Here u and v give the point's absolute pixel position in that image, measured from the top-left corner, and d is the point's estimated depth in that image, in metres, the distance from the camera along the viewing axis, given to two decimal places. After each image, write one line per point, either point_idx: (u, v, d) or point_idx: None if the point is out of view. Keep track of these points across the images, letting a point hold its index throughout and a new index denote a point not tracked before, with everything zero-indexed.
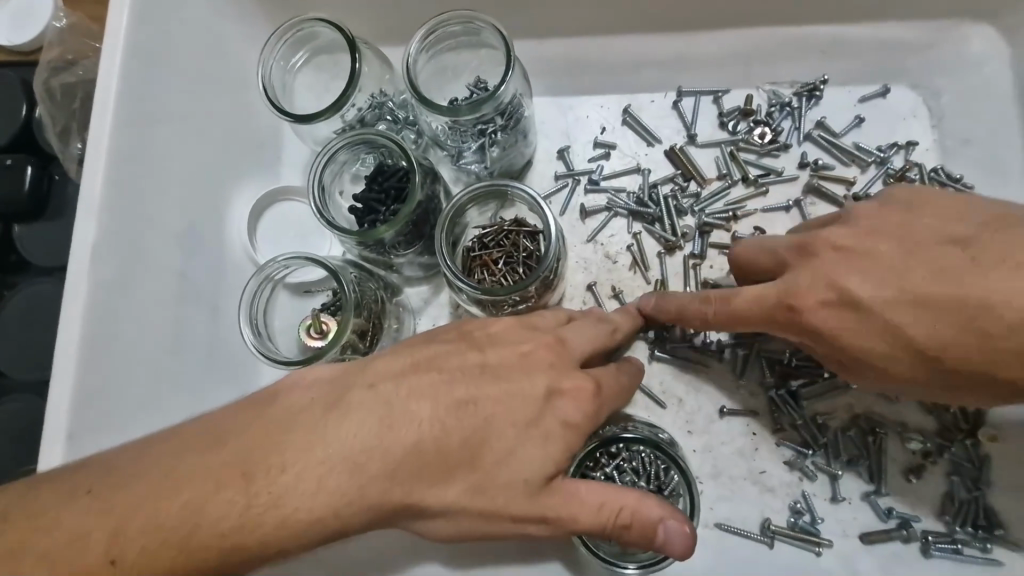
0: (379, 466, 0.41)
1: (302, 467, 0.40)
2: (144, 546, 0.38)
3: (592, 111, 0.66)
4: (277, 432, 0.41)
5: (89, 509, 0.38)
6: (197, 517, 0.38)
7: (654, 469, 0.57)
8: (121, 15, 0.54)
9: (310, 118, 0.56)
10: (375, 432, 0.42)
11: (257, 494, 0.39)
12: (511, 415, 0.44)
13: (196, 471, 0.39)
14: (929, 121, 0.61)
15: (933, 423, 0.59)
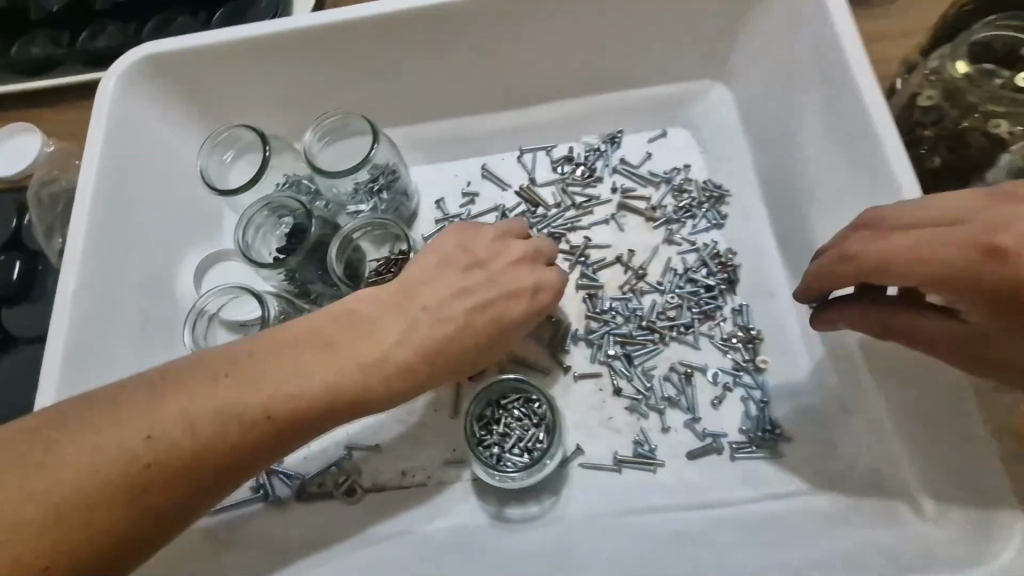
0: (388, 366, 0.58)
1: (324, 374, 0.55)
2: (183, 449, 0.50)
3: (459, 171, 0.93)
4: (289, 356, 0.55)
5: (116, 430, 0.48)
6: (238, 418, 0.52)
7: (527, 409, 0.71)
8: (100, 132, 0.76)
9: (232, 192, 0.77)
10: (375, 346, 0.58)
11: (284, 397, 0.54)
12: (499, 280, 0.67)
13: (220, 389, 0.52)
14: (697, 149, 0.89)
15: (729, 363, 0.79)
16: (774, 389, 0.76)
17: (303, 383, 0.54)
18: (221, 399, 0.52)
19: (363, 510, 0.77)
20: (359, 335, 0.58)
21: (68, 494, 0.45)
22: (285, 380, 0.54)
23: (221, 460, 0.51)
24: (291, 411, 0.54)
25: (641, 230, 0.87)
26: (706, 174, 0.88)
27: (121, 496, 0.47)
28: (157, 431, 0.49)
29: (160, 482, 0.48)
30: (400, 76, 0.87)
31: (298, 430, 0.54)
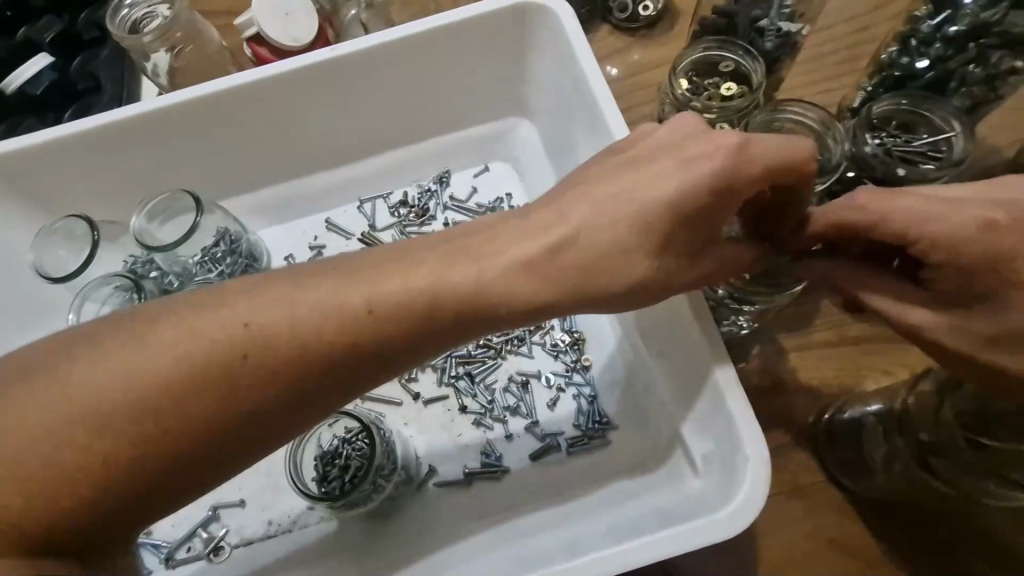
0: (260, 347, 0.53)
1: (177, 353, 0.51)
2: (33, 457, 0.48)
3: (305, 228, 1.00)
4: (142, 337, 0.52)
5: None
6: (84, 418, 0.49)
7: (359, 439, 0.76)
8: None
9: (67, 277, 0.82)
10: (239, 328, 0.53)
11: (131, 381, 0.50)
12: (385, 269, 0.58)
13: (61, 386, 0.49)
14: (516, 178, 1.00)
15: (561, 365, 0.86)
16: (600, 383, 0.84)
17: (167, 375, 0.50)
18: (74, 404, 0.49)
19: (231, 564, 0.80)
20: (208, 324, 0.53)
21: None
22: (149, 372, 0.50)
23: (78, 468, 0.49)
24: (147, 402, 0.50)
25: None
26: (525, 199, 0.99)
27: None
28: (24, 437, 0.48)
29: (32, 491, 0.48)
30: (228, 149, 0.93)
31: (156, 427, 0.50)
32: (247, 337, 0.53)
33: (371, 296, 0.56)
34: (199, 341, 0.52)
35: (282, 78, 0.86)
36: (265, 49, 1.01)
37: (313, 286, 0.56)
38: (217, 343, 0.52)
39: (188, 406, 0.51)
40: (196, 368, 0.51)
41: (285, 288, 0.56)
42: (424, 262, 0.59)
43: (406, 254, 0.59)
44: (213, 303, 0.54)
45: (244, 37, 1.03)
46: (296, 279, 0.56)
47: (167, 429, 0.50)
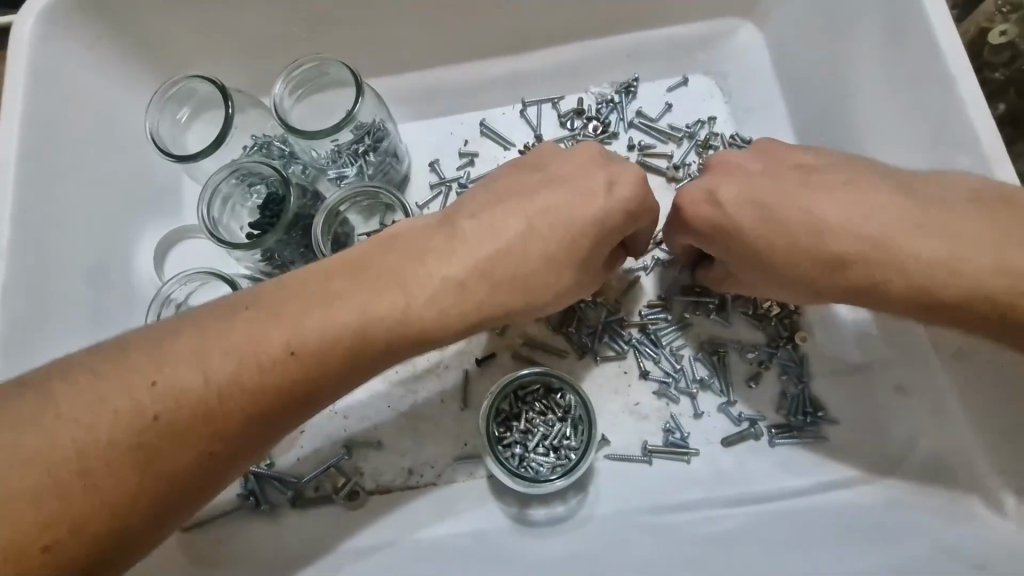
0: (445, 301, 0.50)
1: (356, 304, 0.48)
2: (191, 410, 0.43)
3: (454, 128, 0.81)
4: (315, 291, 0.48)
5: (106, 386, 0.41)
6: (252, 365, 0.45)
7: (549, 398, 0.66)
8: (19, 88, 0.62)
9: (190, 157, 0.65)
10: (424, 280, 0.50)
11: (304, 329, 0.46)
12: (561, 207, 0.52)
13: (230, 333, 0.45)
14: (723, 99, 0.79)
15: (763, 338, 0.71)
16: (816, 366, 0.69)
17: (248, 366, 0.44)
18: (244, 349, 0.44)
19: (365, 518, 0.69)
20: (389, 275, 0.50)
21: (60, 455, 0.39)
22: (232, 362, 0.44)
23: (236, 419, 0.44)
24: (318, 350, 0.46)
25: (662, 192, 0.77)
26: (734, 128, 0.78)
27: (130, 472, 0.41)
28: (86, 431, 0.40)
29: (96, 492, 0.40)
30: (382, 15, 0.75)
31: (324, 377, 0.47)
32: (339, 324, 0.47)
33: (462, 281, 0.51)
34: (308, 325, 0.46)
35: None
36: None
37: (398, 273, 0.50)
38: (305, 333, 0.46)
39: (265, 396, 0.45)
40: (282, 359, 0.45)
41: (370, 273, 0.49)
42: (520, 237, 0.52)
43: (501, 228, 0.52)
44: (296, 291, 0.48)
45: None
46: (380, 264, 0.50)
47: (245, 421, 0.45)
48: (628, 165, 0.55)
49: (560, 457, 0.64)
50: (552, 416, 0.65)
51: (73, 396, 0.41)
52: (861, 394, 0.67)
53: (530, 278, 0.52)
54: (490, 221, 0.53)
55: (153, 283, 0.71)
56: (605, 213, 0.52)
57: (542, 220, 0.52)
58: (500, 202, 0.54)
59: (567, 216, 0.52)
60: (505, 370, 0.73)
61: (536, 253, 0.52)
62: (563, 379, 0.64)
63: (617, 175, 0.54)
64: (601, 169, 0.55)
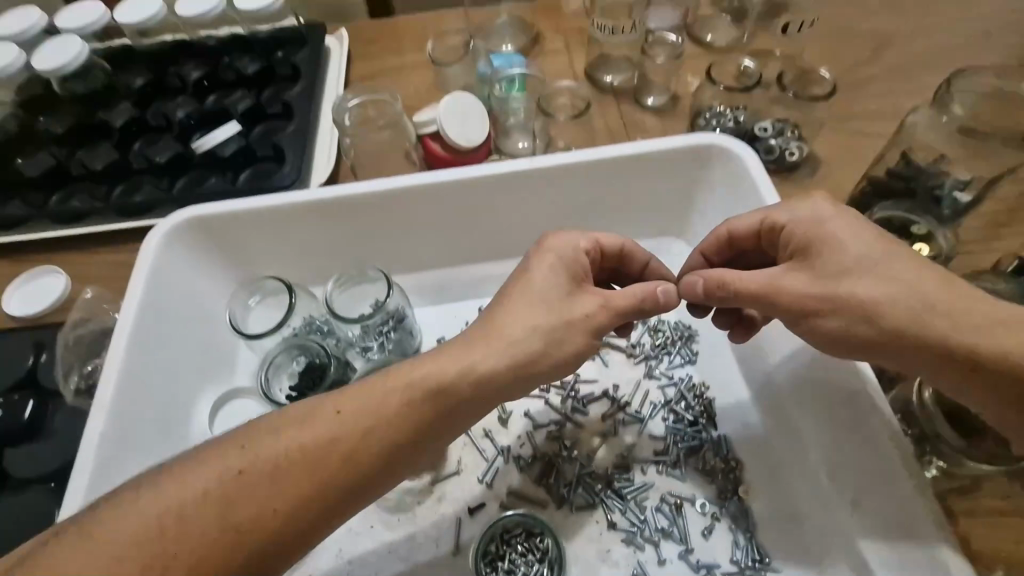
0: (457, 395, 0.66)
1: (389, 402, 0.64)
2: (265, 485, 0.58)
3: (459, 312, 1.03)
4: (359, 392, 0.64)
5: (205, 468, 0.58)
6: (312, 451, 0.60)
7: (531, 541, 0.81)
8: (140, 287, 0.84)
9: (259, 336, 0.85)
10: (442, 380, 0.66)
11: (349, 422, 0.62)
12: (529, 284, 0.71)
13: (295, 428, 0.61)
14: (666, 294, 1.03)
15: (714, 492, 0.84)
16: (758, 517, 0.81)
17: (351, 433, 0.62)
18: (309, 437, 0.61)
19: None
20: (416, 378, 0.66)
21: (167, 513, 0.55)
22: (334, 431, 0.61)
23: (299, 492, 0.58)
24: (361, 439, 0.62)
25: (623, 365, 0.97)
26: (676, 316, 1.01)
27: (216, 529, 0.55)
28: (220, 493, 0.56)
29: (220, 526, 0.55)
30: (406, 231, 1.00)
31: (367, 465, 0.62)
32: (376, 420, 0.63)
33: (464, 382, 0.66)
34: (385, 403, 0.64)
35: (474, 180, 0.95)
36: (441, 146, 1.12)
37: (440, 355, 0.68)
38: (368, 414, 0.63)
39: (358, 466, 0.61)
40: (336, 445, 0.61)
41: (428, 360, 0.67)
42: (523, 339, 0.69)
43: (506, 315, 0.70)
44: (347, 394, 0.65)
45: (420, 131, 1.13)
46: (405, 371, 0.66)
47: (346, 483, 0.61)
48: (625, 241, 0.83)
49: None
50: (532, 557, 0.79)
51: (182, 474, 0.57)
52: (798, 543, 0.79)
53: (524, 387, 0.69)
54: (500, 306, 0.71)
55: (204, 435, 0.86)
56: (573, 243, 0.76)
57: (536, 315, 0.69)
58: (509, 299, 0.71)
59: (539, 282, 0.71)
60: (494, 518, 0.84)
61: (527, 317, 0.69)
62: (541, 522, 0.81)
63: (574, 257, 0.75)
64: (575, 291, 0.73)
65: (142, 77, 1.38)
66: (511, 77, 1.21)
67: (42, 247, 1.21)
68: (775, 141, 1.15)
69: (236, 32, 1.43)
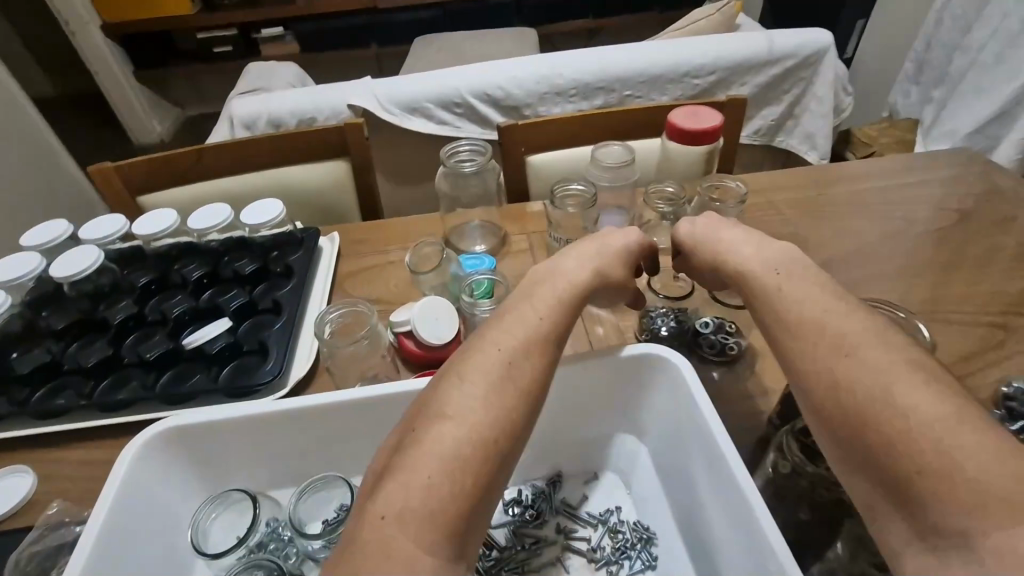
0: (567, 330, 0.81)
1: (504, 347, 0.75)
2: (486, 442, 0.66)
3: None
4: (483, 350, 0.75)
5: (467, 438, 0.65)
6: (504, 411, 0.69)
7: None
8: (106, 506, 0.85)
9: (219, 555, 0.86)
10: (542, 329, 0.79)
11: (498, 379, 0.71)
12: (574, 285, 0.87)
13: (482, 389, 0.70)
14: (625, 491, 1.07)
15: None
16: None
17: (506, 385, 0.71)
18: (497, 395, 0.70)
19: None
20: (521, 323, 0.79)
21: (439, 476, 0.62)
22: (490, 394, 0.70)
23: (497, 457, 0.66)
24: (512, 395, 0.71)
25: (585, 570, 0.98)
26: (635, 514, 1.04)
27: (469, 483, 0.63)
28: (454, 460, 0.64)
29: (451, 494, 0.62)
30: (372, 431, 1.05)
31: (512, 440, 0.69)
32: (506, 364, 0.73)
33: (547, 320, 0.80)
34: (481, 381, 0.71)
35: None
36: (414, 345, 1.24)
37: (523, 311, 0.81)
38: (511, 376, 0.72)
39: (483, 444, 0.66)
40: (512, 416, 0.69)
41: (515, 319, 0.80)
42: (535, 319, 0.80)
43: (550, 297, 0.84)
44: (469, 354, 0.75)
45: (395, 330, 1.28)
46: (507, 316, 0.81)
47: (501, 455, 0.67)
48: (614, 247, 0.97)
49: None
50: None
51: (449, 435, 0.65)
52: None
53: (548, 378, 0.76)
54: (542, 293, 0.84)
55: None
56: (592, 273, 0.90)
57: (563, 302, 0.84)
58: (549, 289, 0.85)
59: (580, 258, 0.92)
60: None
61: (562, 310, 0.83)
62: None
63: (587, 255, 0.93)
64: (568, 319, 0.84)
65: (148, 276, 1.53)
66: (478, 282, 1.34)
67: (17, 442, 1.24)
68: (714, 337, 1.28)
69: (239, 237, 1.63)
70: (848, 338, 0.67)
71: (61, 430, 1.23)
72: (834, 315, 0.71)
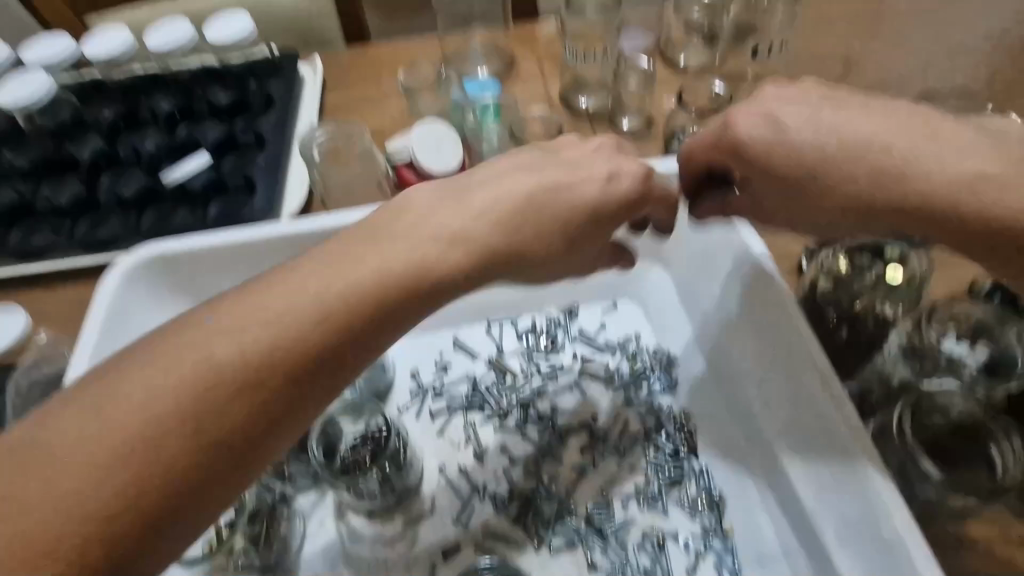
0: (488, 243, 0.64)
1: (305, 284, 0.59)
2: (123, 418, 0.51)
3: (433, 343, 1.00)
4: (340, 257, 0.61)
5: (78, 420, 0.52)
6: (217, 354, 0.55)
7: None
8: (93, 333, 0.82)
9: None
10: (415, 247, 0.62)
11: (244, 334, 0.56)
12: (532, 209, 0.66)
13: (217, 331, 0.56)
14: (645, 321, 1.01)
15: (699, 526, 0.81)
16: (742, 553, 0.79)
17: (273, 332, 0.56)
18: (250, 335, 0.56)
19: None
20: (420, 223, 0.63)
21: (99, 442, 0.50)
22: (248, 343, 0.55)
23: (222, 438, 0.54)
24: (310, 355, 0.57)
25: (603, 395, 0.94)
26: (656, 342, 0.99)
27: (109, 495, 0.49)
28: (157, 429, 0.52)
29: (157, 466, 0.51)
30: None
31: (299, 376, 0.57)
32: (318, 298, 0.58)
33: (454, 233, 0.63)
34: (370, 261, 0.60)
35: None
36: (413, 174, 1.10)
37: (394, 222, 0.63)
38: (286, 307, 0.57)
39: (246, 389, 0.55)
40: (267, 393, 0.55)
41: (370, 236, 0.63)
42: (399, 260, 0.61)
43: (491, 202, 0.65)
44: (313, 260, 0.61)
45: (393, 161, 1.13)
46: (386, 223, 0.63)
47: (224, 443, 0.54)
48: (630, 161, 0.72)
49: None
50: None
51: (141, 382, 0.53)
52: None
53: (441, 285, 0.62)
54: (482, 198, 0.65)
55: None
56: (597, 195, 0.68)
57: (508, 213, 0.65)
58: (469, 190, 0.66)
59: (538, 171, 0.68)
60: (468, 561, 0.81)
61: (500, 229, 0.65)
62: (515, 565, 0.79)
63: (553, 172, 0.68)
64: (506, 259, 0.65)
65: (113, 109, 1.35)
66: (485, 105, 1.21)
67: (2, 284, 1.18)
68: None
69: (207, 63, 1.42)
70: (942, 155, 0.59)
71: (42, 269, 1.15)
72: (887, 129, 0.61)
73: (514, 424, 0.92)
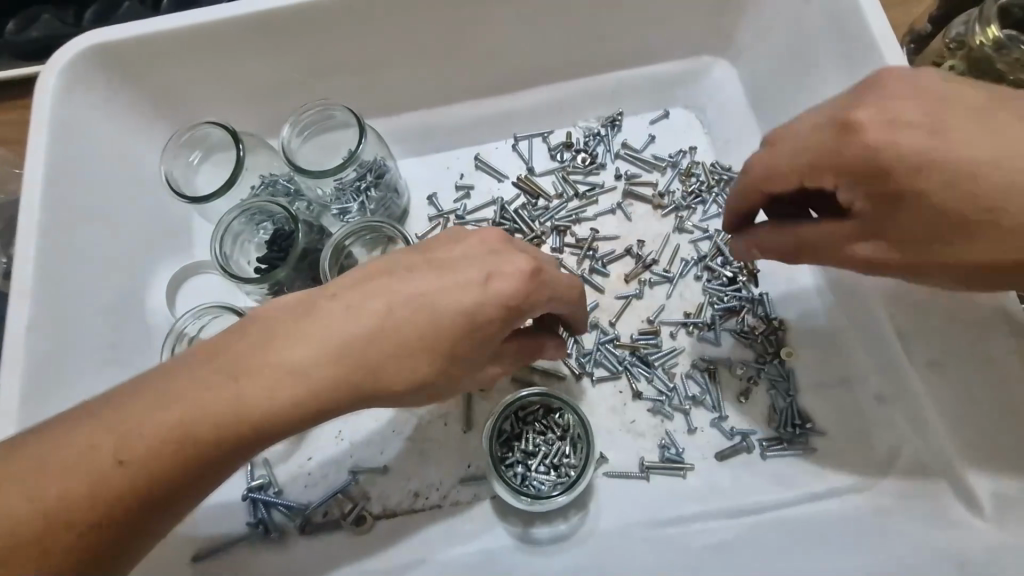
0: (262, 390, 0.44)
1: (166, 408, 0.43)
2: None
3: (451, 162, 0.85)
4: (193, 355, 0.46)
5: None
6: (65, 484, 0.41)
7: (551, 421, 0.70)
8: (41, 137, 0.66)
9: (206, 198, 0.69)
10: (210, 392, 0.44)
11: (94, 447, 0.42)
12: (370, 335, 0.46)
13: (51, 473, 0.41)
14: (702, 131, 0.85)
15: (752, 354, 0.74)
16: (803, 381, 0.72)
17: (91, 466, 0.42)
18: (72, 450, 0.42)
19: (373, 539, 0.71)
20: (229, 355, 0.45)
21: None
22: (100, 476, 0.42)
23: (65, 530, 0.41)
24: (153, 451, 0.43)
25: (650, 219, 0.82)
26: (713, 158, 0.84)
27: None
28: None
29: None
30: (372, 60, 0.78)
31: (157, 494, 0.43)
32: (182, 421, 0.43)
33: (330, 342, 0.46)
34: (191, 393, 0.44)
35: None
36: None
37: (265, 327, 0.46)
38: (130, 440, 0.42)
39: (90, 498, 0.42)
40: (112, 468, 0.42)
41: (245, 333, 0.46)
42: (257, 368, 0.45)
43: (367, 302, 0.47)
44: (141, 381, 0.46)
45: None
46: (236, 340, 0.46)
47: (66, 532, 0.41)
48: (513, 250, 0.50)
49: (560, 475, 0.67)
50: (551, 435, 0.69)
51: None
52: (849, 406, 0.70)
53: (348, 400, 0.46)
54: (354, 297, 0.47)
55: (165, 319, 0.74)
56: (478, 304, 0.47)
57: (392, 312, 0.47)
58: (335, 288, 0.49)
59: (283, 326, 0.46)
60: (504, 394, 0.75)
61: (412, 328, 0.47)
62: (561, 400, 0.68)
63: (280, 330, 0.46)
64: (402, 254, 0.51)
65: None
66: None
67: None
68: None
69: None
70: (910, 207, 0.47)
71: None
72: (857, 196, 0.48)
73: (550, 250, 0.81)
